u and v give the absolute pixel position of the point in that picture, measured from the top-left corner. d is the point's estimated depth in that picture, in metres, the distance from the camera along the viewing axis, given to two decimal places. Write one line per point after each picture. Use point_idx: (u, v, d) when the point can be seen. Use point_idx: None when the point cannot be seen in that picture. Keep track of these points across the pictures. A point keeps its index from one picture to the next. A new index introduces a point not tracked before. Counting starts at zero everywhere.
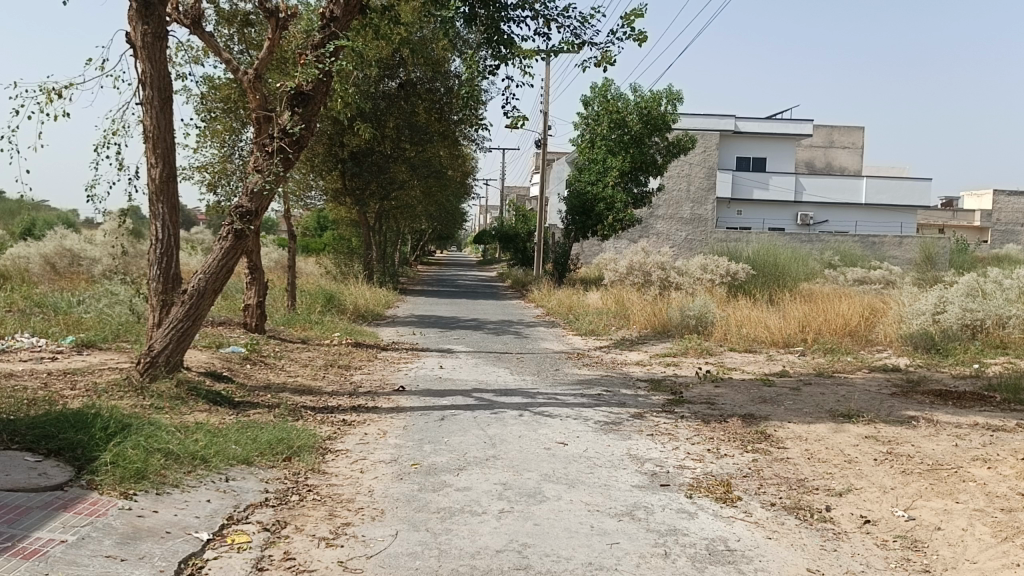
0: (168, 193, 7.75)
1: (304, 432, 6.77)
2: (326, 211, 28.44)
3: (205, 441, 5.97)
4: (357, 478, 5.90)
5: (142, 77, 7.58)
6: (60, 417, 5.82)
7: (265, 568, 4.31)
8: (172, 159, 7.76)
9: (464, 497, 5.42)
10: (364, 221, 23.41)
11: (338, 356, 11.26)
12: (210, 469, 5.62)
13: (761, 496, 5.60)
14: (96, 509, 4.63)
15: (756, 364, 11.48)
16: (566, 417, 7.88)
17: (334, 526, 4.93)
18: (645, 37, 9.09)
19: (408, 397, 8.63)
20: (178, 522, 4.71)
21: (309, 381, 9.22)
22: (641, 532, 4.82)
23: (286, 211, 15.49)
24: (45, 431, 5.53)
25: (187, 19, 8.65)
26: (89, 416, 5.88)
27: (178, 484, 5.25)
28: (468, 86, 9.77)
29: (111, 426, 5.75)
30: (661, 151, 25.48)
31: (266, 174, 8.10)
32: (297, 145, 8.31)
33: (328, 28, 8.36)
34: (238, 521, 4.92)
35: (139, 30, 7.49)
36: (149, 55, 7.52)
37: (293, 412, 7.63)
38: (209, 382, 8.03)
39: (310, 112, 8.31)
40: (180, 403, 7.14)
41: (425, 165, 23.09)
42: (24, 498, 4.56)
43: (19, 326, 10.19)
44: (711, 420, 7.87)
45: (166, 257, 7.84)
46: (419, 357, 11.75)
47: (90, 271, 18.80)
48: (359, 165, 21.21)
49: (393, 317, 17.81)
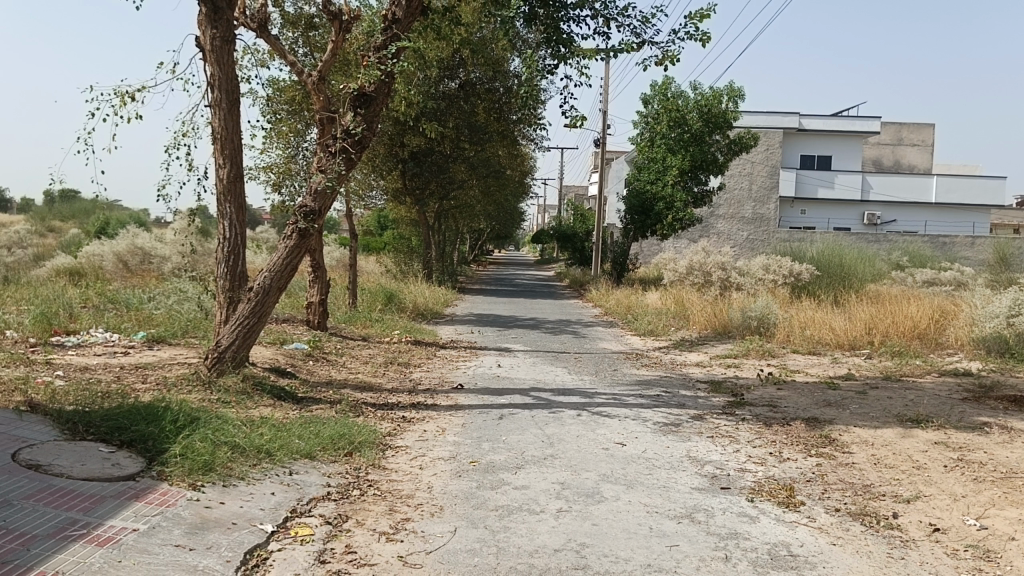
0: (235, 192, 7.95)
1: (365, 428, 6.88)
2: (387, 212, 28.92)
3: (270, 435, 6.11)
4: (416, 474, 5.97)
5: (211, 80, 7.78)
6: (133, 409, 6.03)
7: (328, 560, 4.40)
8: (240, 159, 7.98)
9: (522, 496, 5.44)
10: (424, 220, 23.72)
11: (397, 353, 11.42)
12: (274, 463, 5.74)
13: (826, 501, 5.48)
14: (165, 499, 4.78)
15: (820, 366, 11.26)
16: (624, 418, 7.84)
17: (394, 521, 5.00)
18: (709, 37, 8.97)
19: (466, 395, 8.69)
20: (244, 513, 4.83)
21: (370, 377, 9.37)
22: (701, 535, 4.77)
23: (349, 211, 15.76)
24: (118, 423, 5.74)
25: (254, 23, 8.87)
26: (160, 409, 6.08)
27: (244, 476, 5.38)
28: (527, 85, 9.78)
29: (180, 419, 5.94)
30: (722, 150, 25.11)
31: (329, 173, 8.22)
32: (360, 145, 8.43)
33: (390, 30, 8.45)
34: (301, 514, 5.03)
35: (208, 35, 7.70)
36: (217, 59, 7.72)
37: (354, 408, 7.76)
38: (274, 378, 8.23)
39: (373, 113, 8.42)
40: (246, 398, 7.32)
41: (484, 164, 23.22)
42: (98, 488, 4.75)
43: (94, 321, 10.60)
44: (773, 423, 7.74)
45: (233, 255, 8.04)
46: (477, 356, 11.80)
47: (160, 269, 19.38)
48: (419, 165, 21.61)
49: (452, 315, 17.97)
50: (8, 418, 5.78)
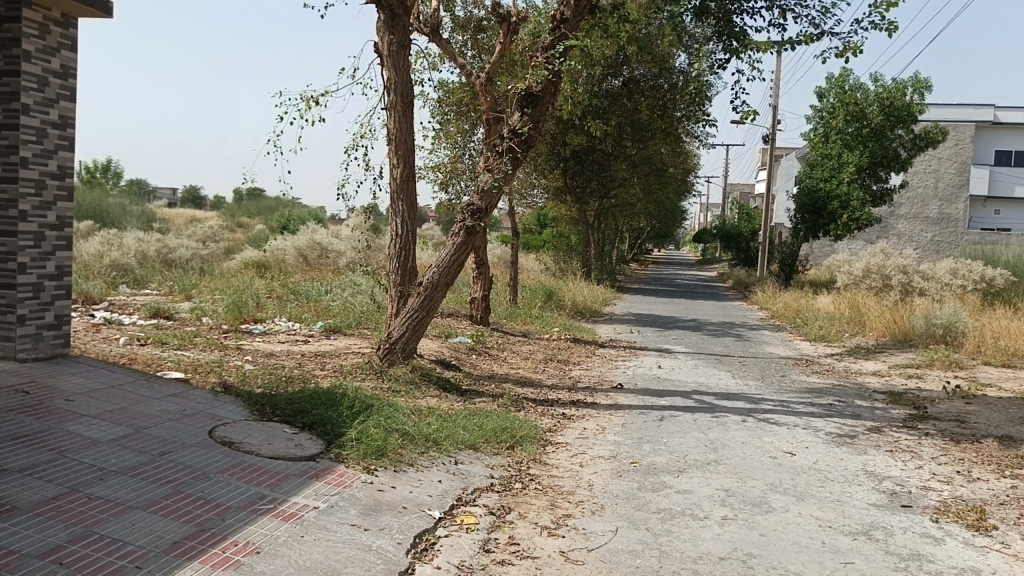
0: (407, 191, 8.31)
1: (527, 422, 6.99)
2: (548, 211, 29.25)
3: (437, 424, 6.34)
4: (577, 471, 6.00)
5: (387, 84, 8.16)
6: (314, 394, 6.44)
7: (492, 550, 4.52)
8: (412, 159, 8.32)
9: (685, 500, 5.34)
10: (585, 218, 23.81)
11: (558, 350, 11.52)
12: (441, 452, 5.95)
13: (1023, 528, 5.02)
14: (342, 480, 5.08)
15: (1016, 381, 10.32)
16: (792, 426, 7.53)
17: (556, 516, 5.06)
18: (896, 25, 8.42)
19: (626, 395, 8.64)
20: (413, 499, 5.04)
21: (531, 373, 9.52)
22: (879, 554, 4.50)
23: (512, 209, 16.06)
24: (301, 406, 6.16)
25: (427, 27, 9.21)
26: (338, 395, 6.47)
27: (413, 463, 5.62)
28: (696, 81, 9.57)
29: (356, 405, 6.29)
30: (905, 145, 23.52)
31: (496, 173, 8.40)
32: (525, 144, 8.49)
33: (559, 30, 8.50)
34: (466, 502, 5.19)
35: (386, 40, 8.06)
36: (394, 63, 8.08)
37: (516, 402, 7.90)
38: (440, 370, 8.53)
39: (539, 113, 8.51)
40: (415, 388, 7.63)
41: (647, 162, 22.97)
42: (283, 466, 5.12)
43: (278, 310, 11.40)
44: (961, 440, 7.17)
45: (404, 251, 8.43)
46: (637, 356, 11.69)
47: (336, 262, 20.56)
48: (580, 164, 21.64)
49: (612, 314, 17.93)
50: (206, 397, 6.34)
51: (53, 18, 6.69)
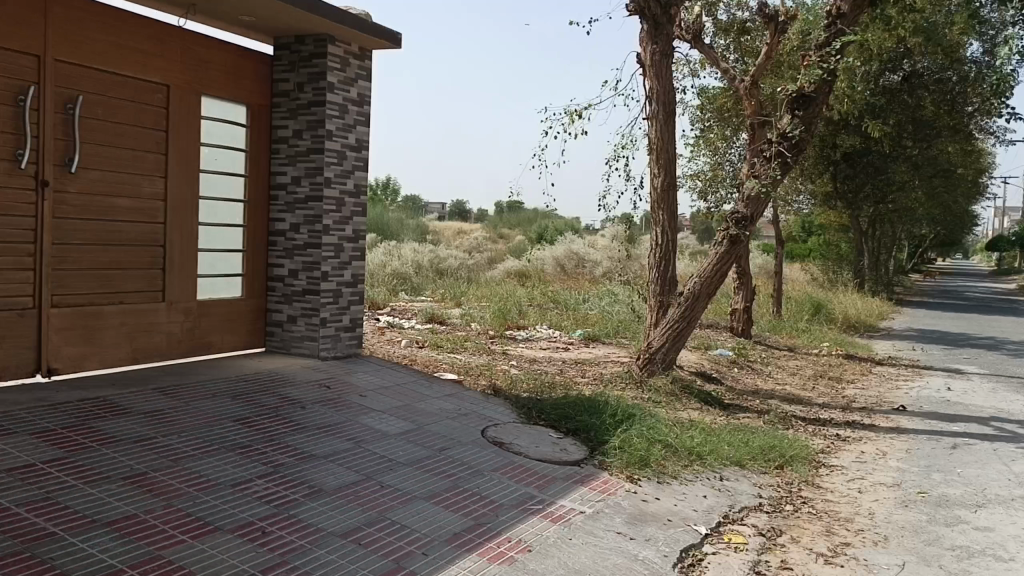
0: (668, 200, 8.27)
1: (797, 441, 6.63)
2: (814, 218, 27.66)
3: (701, 438, 6.21)
4: (855, 498, 5.59)
5: (650, 94, 8.18)
6: (578, 401, 6.60)
7: (763, 572, 4.33)
8: (674, 168, 8.26)
9: (987, 539, 4.77)
10: (856, 225, 22.36)
11: (828, 366, 10.83)
12: (705, 466, 5.82)
13: None
14: (607, 487, 5.14)
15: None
16: None
17: (833, 544, 4.74)
18: None
19: (910, 418, 7.91)
20: (678, 512, 4.97)
21: (799, 390, 9.03)
22: None
23: (777, 217, 15.39)
24: (566, 412, 6.34)
25: (689, 34, 9.13)
26: (601, 403, 6.57)
27: (677, 475, 5.55)
28: (996, 71, 8.58)
29: (619, 414, 6.35)
30: None
31: (763, 179, 8.08)
32: (797, 148, 8.13)
33: (834, 26, 8.00)
34: (733, 520, 5.02)
35: (649, 50, 8.07)
36: (656, 73, 8.08)
37: (783, 419, 7.53)
38: (701, 383, 8.36)
39: (811, 114, 8.06)
40: (676, 399, 7.54)
41: (931, 164, 20.94)
42: (550, 469, 5.30)
43: (540, 318, 11.83)
44: None
45: (664, 261, 8.40)
46: (921, 376, 10.65)
47: (593, 272, 20.91)
48: (852, 167, 20.71)
49: (889, 330, 16.52)
50: (478, 399, 6.74)
51: (352, 52, 7.49)
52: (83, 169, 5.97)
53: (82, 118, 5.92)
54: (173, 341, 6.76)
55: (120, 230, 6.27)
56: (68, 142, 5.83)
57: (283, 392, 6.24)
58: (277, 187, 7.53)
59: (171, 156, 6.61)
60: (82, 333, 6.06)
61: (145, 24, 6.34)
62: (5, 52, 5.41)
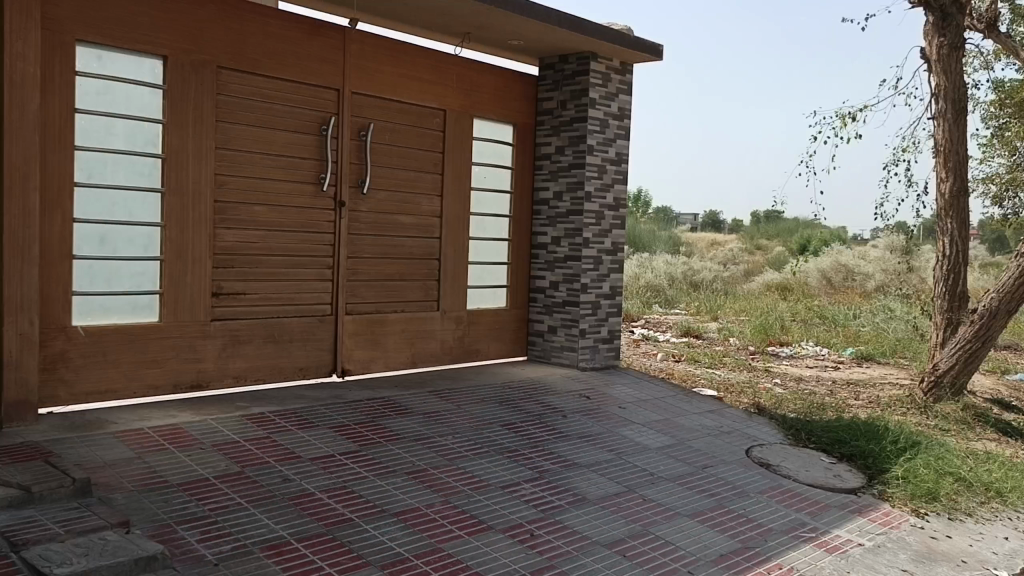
0: (958, 207, 7.49)
1: None
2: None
3: (1001, 473, 5.52)
4: None
5: (936, 91, 7.47)
6: (853, 424, 6.16)
7: None
8: (965, 171, 7.47)
9: None
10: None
11: None
12: (1007, 505, 5.16)
13: None
14: (889, 519, 4.72)
15: None
16: None
17: None
18: None
19: None
20: (975, 553, 4.44)
21: None
22: None
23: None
24: (839, 436, 5.95)
25: (983, 22, 8.24)
26: (880, 428, 6.09)
27: (972, 513, 4.97)
28: None
29: (901, 441, 5.84)
30: None
31: None
32: None
33: None
34: None
35: (936, 43, 7.39)
36: (944, 67, 7.37)
37: None
38: (998, 411, 7.44)
39: None
40: (967, 428, 6.78)
41: None
42: (822, 495, 4.98)
43: (804, 334, 11.20)
44: None
45: (953, 274, 7.61)
46: None
47: (862, 285, 19.42)
48: None
49: None
50: (740, 417, 6.52)
51: (614, 67, 7.61)
52: (373, 190, 6.60)
53: (373, 144, 6.55)
54: (446, 348, 7.25)
55: (403, 245, 6.85)
56: (361, 166, 6.49)
57: (546, 400, 6.44)
58: (540, 202, 7.82)
59: (447, 175, 7.10)
60: (371, 338, 6.68)
61: (426, 54, 6.87)
62: (313, 88, 6.14)
